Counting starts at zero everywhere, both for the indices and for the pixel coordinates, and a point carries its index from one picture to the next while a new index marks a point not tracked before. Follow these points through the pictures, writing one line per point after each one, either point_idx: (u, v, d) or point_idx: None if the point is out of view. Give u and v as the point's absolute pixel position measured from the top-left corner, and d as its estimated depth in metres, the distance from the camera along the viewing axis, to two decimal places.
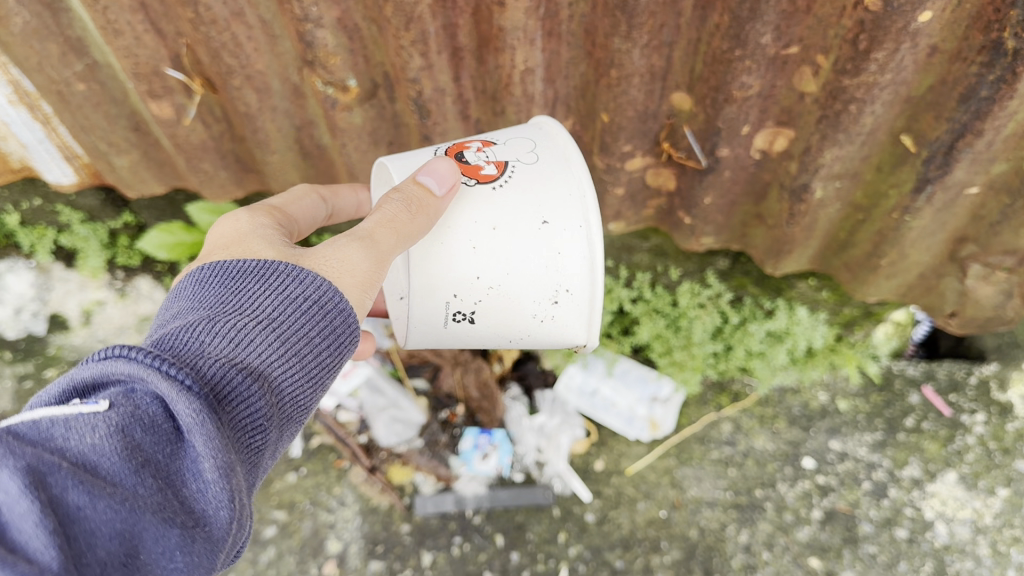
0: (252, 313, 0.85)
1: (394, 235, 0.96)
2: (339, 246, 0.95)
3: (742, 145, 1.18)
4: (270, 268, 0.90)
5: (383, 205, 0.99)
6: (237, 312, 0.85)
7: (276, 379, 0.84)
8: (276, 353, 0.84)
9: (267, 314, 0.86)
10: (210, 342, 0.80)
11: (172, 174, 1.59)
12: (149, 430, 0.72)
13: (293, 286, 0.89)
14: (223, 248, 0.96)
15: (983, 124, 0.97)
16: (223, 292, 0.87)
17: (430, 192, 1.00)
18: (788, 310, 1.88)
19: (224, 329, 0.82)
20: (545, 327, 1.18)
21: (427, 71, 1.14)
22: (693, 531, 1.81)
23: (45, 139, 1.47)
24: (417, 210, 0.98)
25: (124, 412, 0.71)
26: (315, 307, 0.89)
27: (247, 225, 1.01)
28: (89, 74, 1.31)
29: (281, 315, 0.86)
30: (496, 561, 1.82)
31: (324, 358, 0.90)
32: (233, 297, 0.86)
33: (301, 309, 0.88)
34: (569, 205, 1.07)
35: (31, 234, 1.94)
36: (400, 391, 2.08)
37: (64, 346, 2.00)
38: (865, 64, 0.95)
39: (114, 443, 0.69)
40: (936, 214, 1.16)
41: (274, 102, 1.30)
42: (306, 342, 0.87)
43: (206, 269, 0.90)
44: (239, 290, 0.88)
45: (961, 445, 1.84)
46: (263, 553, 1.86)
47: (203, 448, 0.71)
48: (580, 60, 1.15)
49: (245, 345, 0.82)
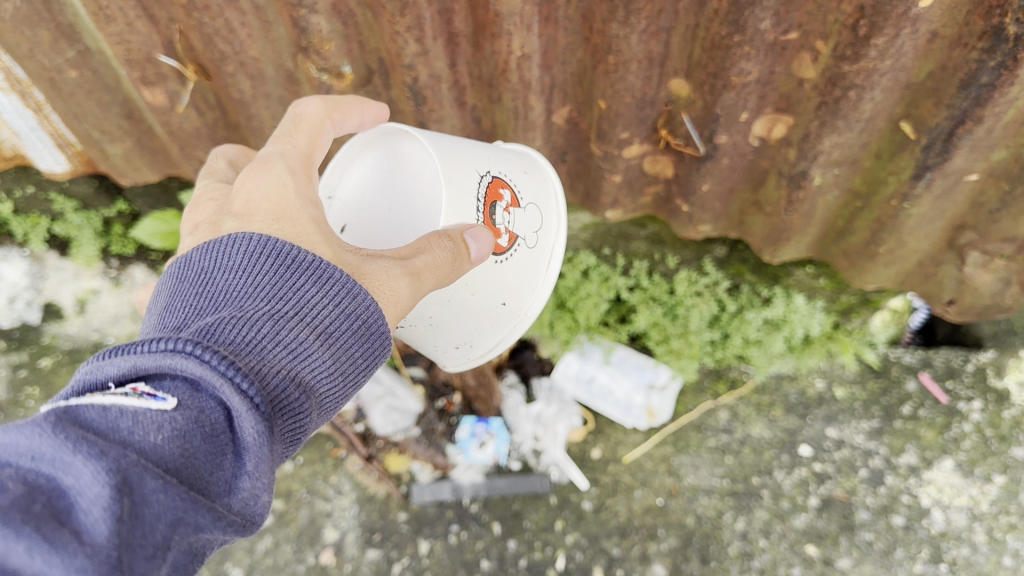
0: (315, 321, 0.79)
1: (432, 285, 0.92)
2: (389, 277, 0.89)
3: (740, 132, 1.17)
4: (326, 273, 0.82)
5: (431, 249, 0.92)
6: (301, 315, 0.78)
7: (321, 393, 0.80)
8: (330, 368, 0.80)
9: (328, 325, 0.80)
10: (273, 349, 0.75)
11: (166, 162, 1.58)
12: (207, 438, 0.68)
13: (349, 301, 0.83)
14: (270, 219, 0.87)
15: (983, 111, 0.96)
16: (284, 281, 0.80)
17: (469, 254, 0.96)
18: (785, 297, 1.82)
19: (288, 332, 0.77)
20: (434, 350, 1.32)
21: (423, 57, 1.13)
22: (690, 518, 1.83)
23: (38, 127, 1.45)
24: (458, 267, 0.94)
25: (189, 415, 0.67)
26: (370, 328, 0.84)
27: (294, 198, 0.90)
28: (81, 60, 1.29)
29: (340, 330, 0.81)
30: (492, 549, 1.84)
31: (365, 377, 0.86)
32: (295, 293, 0.79)
33: (359, 328, 0.83)
34: (527, 300, 1.28)
35: (25, 223, 1.90)
36: (396, 379, 2.06)
37: (59, 335, 2.04)
38: (864, 50, 0.94)
39: (174, 447, 0.65)
40: (935, 202, 1.15)
41: (268, 89, 1.29)
42: (356, 361, 0.83)
43: (263, 242, 0.81)
44: (300, 285, 0.80)
45: (958, 433, 1.84)
46: (261, 541, 1.88)
47: (253, 469, 0.69)
48: (577, 47, 1.14)
49: (304, 358, 0.77)
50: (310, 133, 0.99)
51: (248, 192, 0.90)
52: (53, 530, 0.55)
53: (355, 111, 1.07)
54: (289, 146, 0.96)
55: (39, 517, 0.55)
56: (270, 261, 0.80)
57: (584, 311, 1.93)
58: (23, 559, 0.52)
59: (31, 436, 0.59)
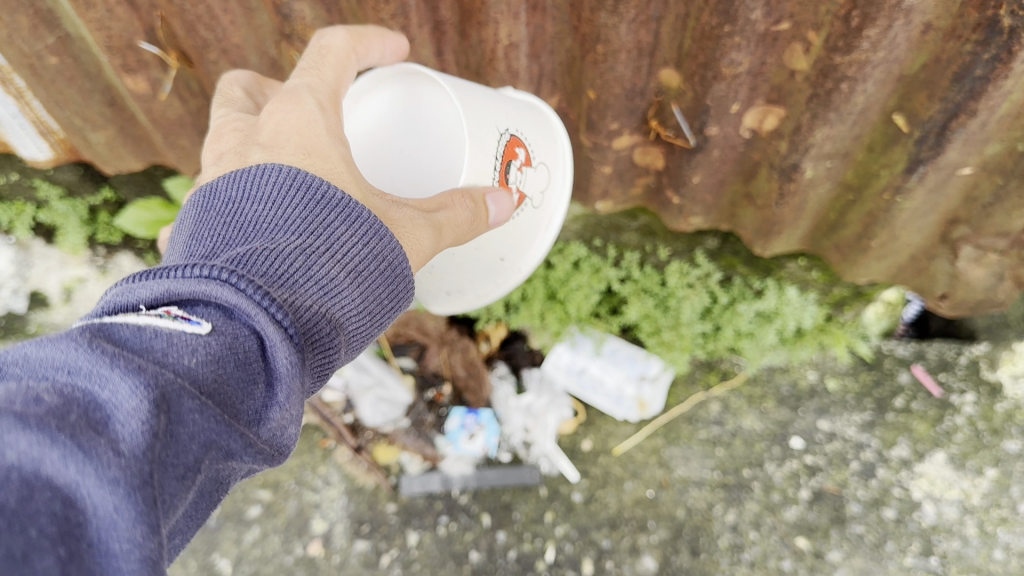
0: (345, 257, 0.78)
1: (451, 240, 0.94)
2: (417, 227, 0.89)
3: (731, 124, 1.15)
4: (360, 211, 0.80)
5: (454, 205, 0.93)
6: (332, 251, 0.77)
7: (349, 330, 0.78)
8: (357, 308, 0.78)
9: (357, 263, 0.79)
10: (305, 281, 0.73)
11: (150, 150, 1.55)
12: (241, 365, 0.64)
13: (381, 244, 0.82)
14: (301, 152, 0.83)
15: (976, 105, 0.95)
16: (314, 217, 0.78)
17: (486, 216, 0.99)
18: (777, 290, 1.81)
19: (322, 267, 0.75)
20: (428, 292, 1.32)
21: (409, 46, 1.11)
22: (680, 511, 1.84)
23: (19, 114, 1.43)
24: (474, 227, 0.97)
25: (223, 341, 0.63)
26: (397, 271, 0.83)
27: (326, 135, 0.86)
28: (61, 47, 1.27)
29: (369, 270, 0.80)
30: (482, 540, 1.84)
31: (385, 321, 0.85)
32: (328, 227, 0.77)
33: (385, 270, 0.82)
34: (522, 263, 1.27)
35: (10, 211, 1.90)
36: (385, 369, 2.05)
37: (45, 323, 2.03)
38: (857, 41, 0.92)
39: (207, 371, 0.61)
40: (928, 195, 1.14)
41: (253, 77, 1.27)
42: (380, 304, 0.82)
43: (293, 173, 0.78)
44: (331, 223, 0.79)
45: (950, 426, 1.83)
46: (248, 532, 1.88)
47: (286, 401, 0.66)
48: (565, 36, 1.11)
49: (335, 294, 0.76)
50: (337, 67, 0.94)
51: (276, 125, 0.86)
52: (89, 438, 0.49)
53: (376, 42, 1.00)
54: (317, 80, 0.92)
55: (75, 425, 0.49)
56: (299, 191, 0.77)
57: (575, 303, 1.89)
58: (57, 467, 0.46)
59: (66, 350, 0.54)
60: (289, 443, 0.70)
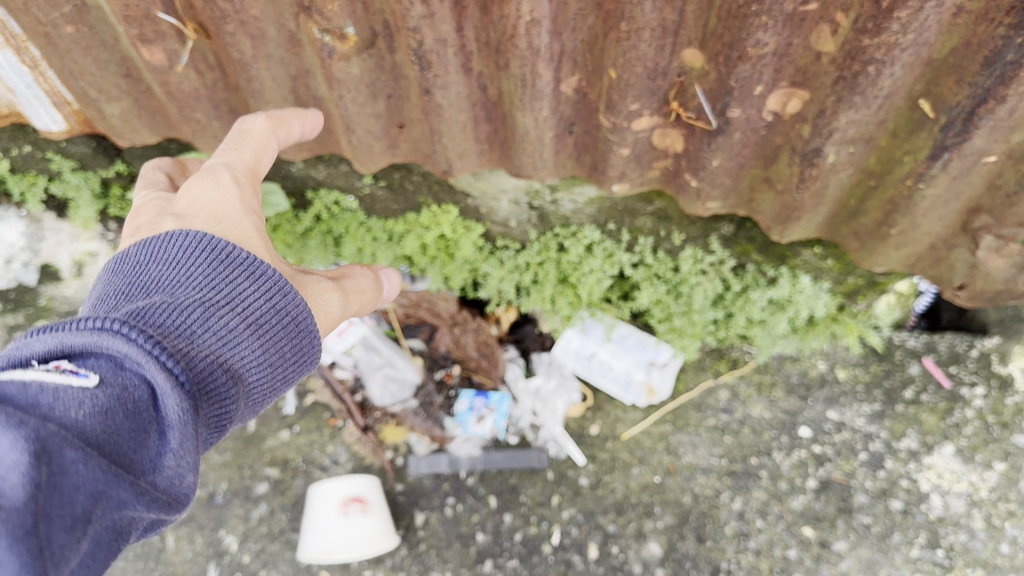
0: (239, 313, 0.93)
1: (358, 304, 1.22)
2: (325, 289, 1.13)
3: (753, 106, 1.13)
4: (258, 269, 0.98)
5: (359, 279, 1.25)
6: (227, 307, 0.93)
7: (244, 374, 0.93)
8: (251, 355, 0.94)
9: (250, 316, 0.94)
10: (199, 334, 0.88)
11: (166, 124, 1.52)
12: (131, 415, 0.78)
13: (278, 298, 0.99)
14: (213, 221, 1.04)
15: (1007, 90, 0.93)
16: (214, 275, 0.95)
17: (384, 291, 1.33)
18: (791, 278, 1.75)
19: (216, 320, 0.91)
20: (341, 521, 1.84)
21: (429, 19, 1.09)
22: (687, 497, 1.86)
23: (34, 84, 1.44)
24: (376, 295, 1.29)
25: (112, 392, 0.77)
26: (293, 320, 1.00)
27: (239, 206, 1.08)
28: (77, 16, 1.25)
29: (262, 322, 0.95)
30: (488, 522, 1.88)
31: (285, 366, 1.00)
32: (224, 286, 0.94)
33: (281, 320, 0.98)
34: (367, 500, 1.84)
35: (22, 183, 1.88)
36: (395, 349, 2.05)
37: (55, 297, 2.10)
38: (886, 23, 0.91)
39: (94, 423, 0.75)
40: (951, 182, 1.12)
41: (270, 50, 1.24)
42: (277, 351, 0.98)
43: (197, 240, 0.97)
44: (228, 279, 0.96)
45: (960, 418, 1.82)
46: (256, 509, 1.91)
47: (178, 446, 0.79)
48: (589, 13, 1.08)
49: (228, 345, 0.91)
50: (256, 148, 1.16)
51: (193, 199, 1.07)
52: None
53: (292, 122, 1.23)
54: (236, 159, 1.13)
55: None
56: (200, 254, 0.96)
57: (586, 288, 1.84)
58: None
59: None
60: (189, 490, 0.83)
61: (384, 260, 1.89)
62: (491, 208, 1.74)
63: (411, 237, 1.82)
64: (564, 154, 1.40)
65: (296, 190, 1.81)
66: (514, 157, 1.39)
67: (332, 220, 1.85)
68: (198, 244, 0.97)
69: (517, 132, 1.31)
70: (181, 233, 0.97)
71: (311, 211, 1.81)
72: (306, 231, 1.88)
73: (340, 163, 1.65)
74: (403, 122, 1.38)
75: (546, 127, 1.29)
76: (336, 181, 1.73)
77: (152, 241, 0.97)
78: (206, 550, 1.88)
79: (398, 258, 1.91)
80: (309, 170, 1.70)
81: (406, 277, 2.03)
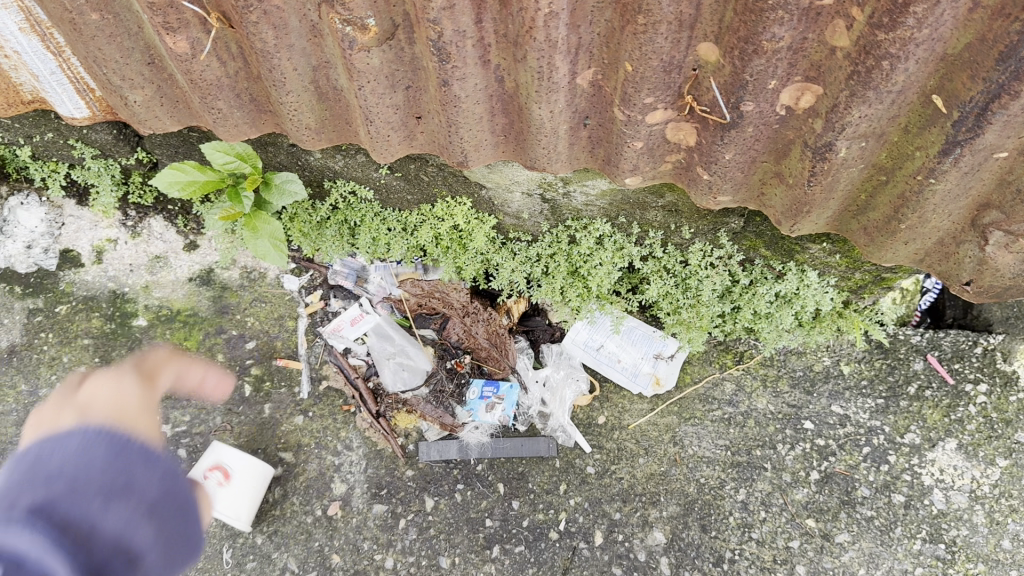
0: (140, 495, 0.86)
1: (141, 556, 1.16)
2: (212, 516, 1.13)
3: (767, 100, 1.15)
4: (155, 454, 0.92)
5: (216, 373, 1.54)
6: (127, 488, 0.85)
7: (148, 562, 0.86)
8: (153, 537, 0.87)
9: (153, 498, 0.88)
10: (97, 514, 0.80)
11: (186, 113, 1.53)
12: None
13: (178, 490, 0.94)
14: (112, 414, 0.95)
15: (1020, 85, 0.96)
16: (121, 469, 0.87)
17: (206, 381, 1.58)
18: (798, 272, 1.76)
19: (117, 505, 0.83)
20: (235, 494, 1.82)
21: (449, 11, 1.11)
22: (692, 487, 1.89)
23: (58, 71, 1.47)
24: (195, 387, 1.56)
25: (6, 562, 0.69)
26: (184, 508, 0.94)
27: (132, 397, 1.02)
28: (102, 4, 1.26)
29: (161, 497, 0.89)
30: (496, 508, 1.91)
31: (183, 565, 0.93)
32: (127, 476, 0.87)
33: (178, 526, 0.92)
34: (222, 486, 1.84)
35: (44, 169, 1.98)
36: (408, 338, 2.10)
37: (75, 282, 2.07)
38: (902, 18, 0.93)
39: None
40: (962, 177, 1.14)
41: (291, 40, 1.25)
42: (177, 533, 0.92)
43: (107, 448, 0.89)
44: (135, 473, 0.89)
45: (963, 414, 1.83)
46: (269, 492, 1.94)
47: None
48: (606, 7, 1.10)
49: (131, 525, 0.83)
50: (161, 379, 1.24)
51: (93, 388, 1.00)
52: None
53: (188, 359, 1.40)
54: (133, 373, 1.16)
55: None
56: (107, 449, 0.88)
57: (596, 279, 1.86)
58: None
59: None
60: None
61: (398, 250, 1.93)
62: (505, 199, 1.74)
63: (425, 227, 1.86)
64: (578, 147, 1.41)
65: (314, 180, 1.86)
66: (528, 149, 1.40)
67: (347, 209, 1.89)
68: (97, 435, 0.89)
69: (532, 124, 1.32)
70: (75, 430, 0.88)
71: (328, 200, 1.85)
72: (322, 221, 1.93)
73: (357, 153, 1.67)
74: (421, 114, 1.39)
75: (561, 119, 1.30)
76: (352, 171, 1.75)
77: (47, 438, 0.86)
78: (220, 532, 1.92)
79: (411, 248, 1.95)
80: (326, 159, 1.72)
81: (419, 267, 2.08)
